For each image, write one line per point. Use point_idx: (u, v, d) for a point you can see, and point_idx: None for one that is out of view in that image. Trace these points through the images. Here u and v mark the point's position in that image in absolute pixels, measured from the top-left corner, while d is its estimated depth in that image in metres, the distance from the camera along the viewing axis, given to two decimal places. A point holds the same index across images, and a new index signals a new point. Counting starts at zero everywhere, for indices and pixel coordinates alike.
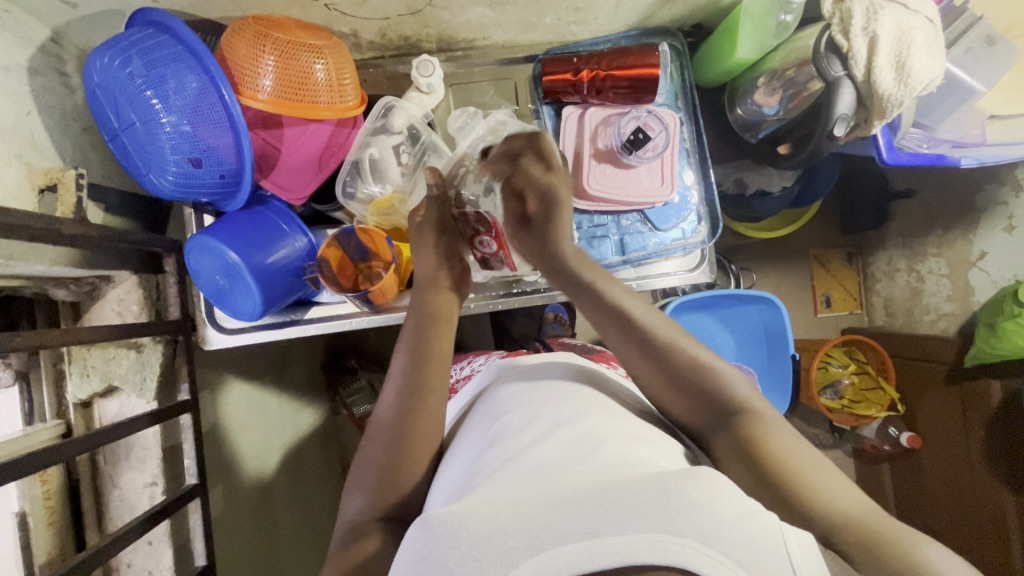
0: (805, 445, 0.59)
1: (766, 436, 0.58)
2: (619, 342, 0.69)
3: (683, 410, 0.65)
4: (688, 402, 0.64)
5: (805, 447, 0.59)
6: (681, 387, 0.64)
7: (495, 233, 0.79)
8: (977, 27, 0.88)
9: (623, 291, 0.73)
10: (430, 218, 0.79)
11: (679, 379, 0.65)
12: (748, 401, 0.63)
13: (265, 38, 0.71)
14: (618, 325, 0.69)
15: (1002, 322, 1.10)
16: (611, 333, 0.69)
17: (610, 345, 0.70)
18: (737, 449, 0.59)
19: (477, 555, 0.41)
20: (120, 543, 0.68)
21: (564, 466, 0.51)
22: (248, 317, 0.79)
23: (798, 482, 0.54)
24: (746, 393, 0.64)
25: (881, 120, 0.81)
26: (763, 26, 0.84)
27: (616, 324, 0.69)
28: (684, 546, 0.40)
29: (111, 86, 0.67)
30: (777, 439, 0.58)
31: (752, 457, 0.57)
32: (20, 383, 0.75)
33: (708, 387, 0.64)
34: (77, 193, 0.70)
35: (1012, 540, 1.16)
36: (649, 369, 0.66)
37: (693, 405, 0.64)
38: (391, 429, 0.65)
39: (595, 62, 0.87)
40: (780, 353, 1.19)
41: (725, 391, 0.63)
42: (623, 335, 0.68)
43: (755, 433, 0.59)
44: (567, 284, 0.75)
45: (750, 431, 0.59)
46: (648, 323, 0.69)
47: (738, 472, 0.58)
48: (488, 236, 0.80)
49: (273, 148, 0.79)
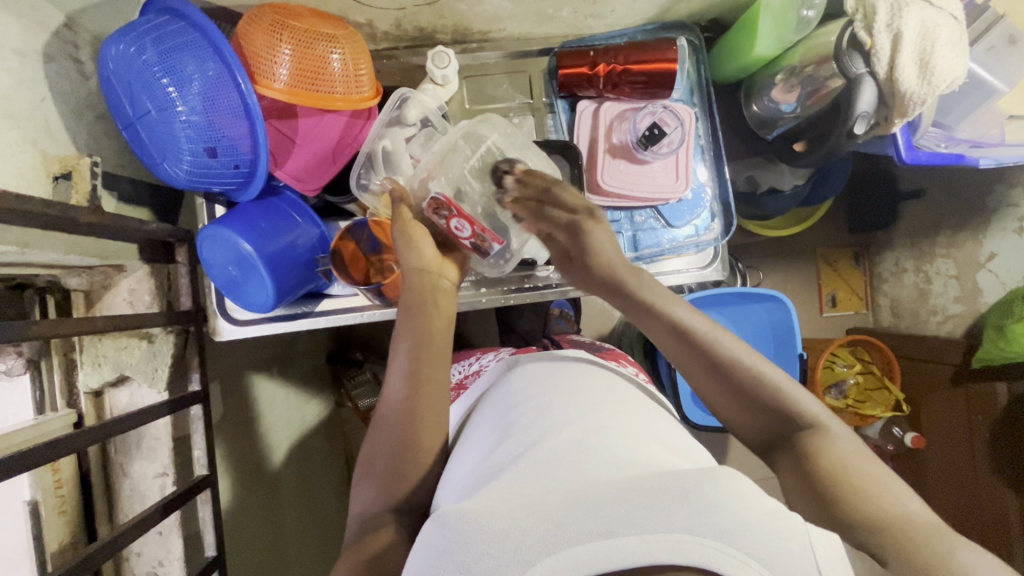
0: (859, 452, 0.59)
1: (824, 449, 0.59)
2: (686, 358, 0.68)
3: (752, 430, 0.65)
4: (758, 422, 0.64)
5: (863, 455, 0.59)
6: (751, 406, 0.64)
7: (450, 211, 0.75)
8: (999, 26, 0.87)
9: (684, 307, 0.72)
10: (398, 216, 0.75)
11: (743, 396, 0.65)
12: (815, 415, 0.63)
13: (282, 26, 0.70)
14: (682, 341, 0.68)
15: (1011, 324, 1.10)
16: (676, 347, 0.69)
17: (673, 360, 0.70)
18: (795, 462, 0.60)
19: (494, 553, 0.40)
20: (134, 533, 0.68)
21: (579, 460, 0.50)
22: (260, 309, 0.78)
23: (849, 494, 0.54)
24: (815, 407, 0.63)
25: (902, 118, 0.81)
26: (785, 21, 0.83)
27: (679, 341, 0.68)
28: (705, 545, 0.39)
29: (126, 73, 0.67)
30: (839, 453, 0.58)
31: (804, 467, 0.59)
32: (31, 372, 0.75)
33: (774, 401, 0.64)
34: (92, 181, 0.70)
35: (1016, 540, 1.16)
36: (715, 386, 0.66)
37: (759, 420, 0.64)
38: (398, 420, 0.64)
39: (612, 55, 0.86)
40: (788, 349, 1.18)
41: (784, 399, 0.64)
42: (688, 351, 0.68)
43: (817, 447, 0.59)
44: (629, 309, 0.73)
45: (814, 444, 0.60)
46: (715, 341, 0.67)
47: (794, 487, 0.59)
48: (456, 219, 0.74)
49: (286, 138, 0.78)
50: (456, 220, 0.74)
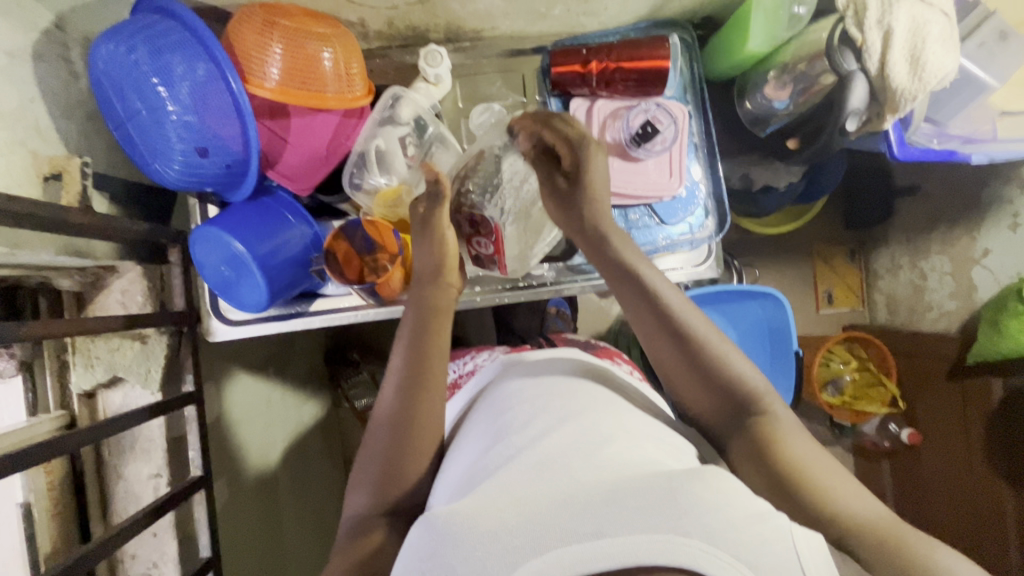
0: (820, 451, 0.59)
1: (781, 440, 0.59)
2: (653, 333, 0.67)
3: (702, 405, 0.65)
4: (712, 404, 0.64)
5: (824, 458, 0.58)
6: (706, 386, 0.64)
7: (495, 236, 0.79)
8: (991, 21, 0.87)
9: (661, 279, 0.69)
10: (433, 215, 0.72)
11: (701, 373, 0.64)
12: (769, 403, 0.63)
13: (273, 26, 0.70)
14: (655, 314, 0.66)
15: (1005, 320, 1.10)
16: (649, 325, 0.67)
17: (647, 340, 0.68)
18: (750, 450, 0.60)
19: (482, 553, 0.40)
20: (125, 536, 0.68)
21: (570, 462, 0.50)
22: (253, 309, 0.78)
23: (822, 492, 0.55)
24: (769, 396, 0.63)
25: (894, 115, 0.80)
26: (777, 18, 0.84)
27: (653, 314, 0.67)
28: (690, 546, 0.39)
29: (117, 74, 0.66)
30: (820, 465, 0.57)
31: (761, 454, 0.58)
32: (23, 373, 0.74)
33: (731, 384, 0.64)
34: (82, 182, 0.69)
35: (1010, 537, 1.17)
36: (676, 360, 0.65)
37: (708, 397, 0.64)
38: (393, 422, 0.63)
39: (605, 53, 0.86)
40: (783, 349, 1.19)
41: (743, 386, 0.64)
42: (658, 322, 0.66)
43: (778, 439, 0.59)
44: (609, 267, 0.71)
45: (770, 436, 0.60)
46: (684, 320, 0.66)
47: None
48: (486, 238, 0.79)
49: (279, 138, 0.78)
50: (490, 244, 0.79)
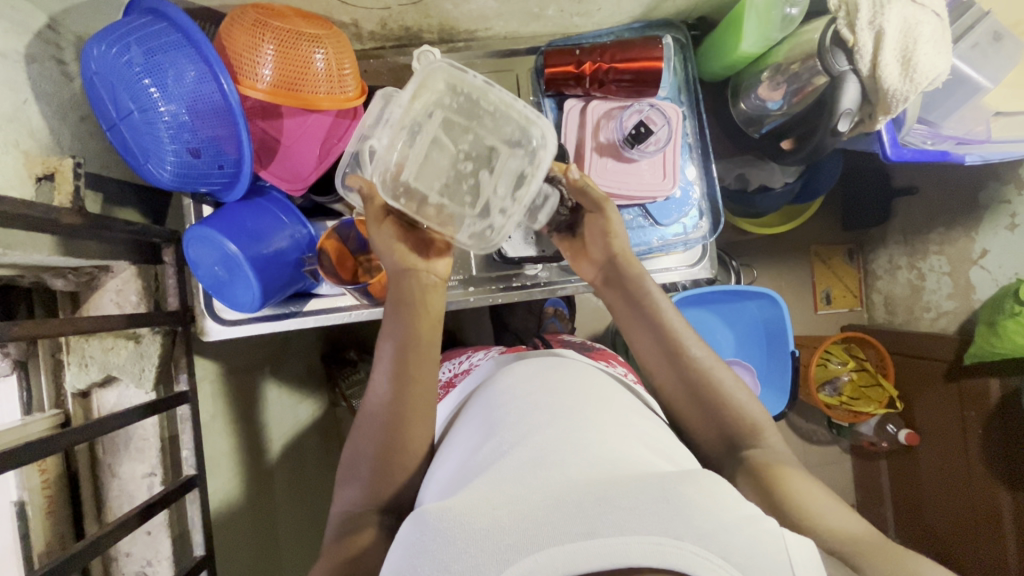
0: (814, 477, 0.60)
1: (774, 469, 0.61)
2: (664, 370, 0.69)
3: (706, 439, 0.67)
4: (717, 439, 0.66)
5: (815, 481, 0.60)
6: (707, 421, 0.66)
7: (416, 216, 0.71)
8: (984, 22, 0.87)
9: (683, 323, 0.71)
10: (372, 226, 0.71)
11: (709, 411, 0.66)
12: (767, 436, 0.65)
13: (264, 27, 0.70)
14: (670, 356, 0.69)
15: (1001, 321, 1.09)
16: (664, 369, 0.69)
17: (653, 374, 0.71)
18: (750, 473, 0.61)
19: (473, 552, 0.40)
20: (116, 535, 0.67)
21: (560, 459, 0.50)
22: (246, 309, 0.78)
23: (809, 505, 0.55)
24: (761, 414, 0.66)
25: (885, 116, 0.82)
26: (769, 18, 0.82)
27: (666, 358, 0.69)
28: (682, 548, 0.39)
29: (109, 74, 0.67)
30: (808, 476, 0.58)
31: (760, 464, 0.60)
32: (18, 373, 0.75)
33: (731, 414, 0.66)
34: (74, 182, 0.68)
35: (1008, 538, 1.16)
36: (684, 400, 0.68)
37: (710, 431, 0.66)
38: (382, 422, 0.63)
39: (599, 54, 0.86)
40: (780, 350, 1.18)
41: (744, 420, 0.66)
42: (672, 366, 0.69)
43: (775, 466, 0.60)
44: (626, 306, 0.73)
45: (760, 460, 0.62)
46: (698, 363, 0.68)
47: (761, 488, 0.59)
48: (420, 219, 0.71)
49: (272, 138, 0.79)
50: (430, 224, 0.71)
